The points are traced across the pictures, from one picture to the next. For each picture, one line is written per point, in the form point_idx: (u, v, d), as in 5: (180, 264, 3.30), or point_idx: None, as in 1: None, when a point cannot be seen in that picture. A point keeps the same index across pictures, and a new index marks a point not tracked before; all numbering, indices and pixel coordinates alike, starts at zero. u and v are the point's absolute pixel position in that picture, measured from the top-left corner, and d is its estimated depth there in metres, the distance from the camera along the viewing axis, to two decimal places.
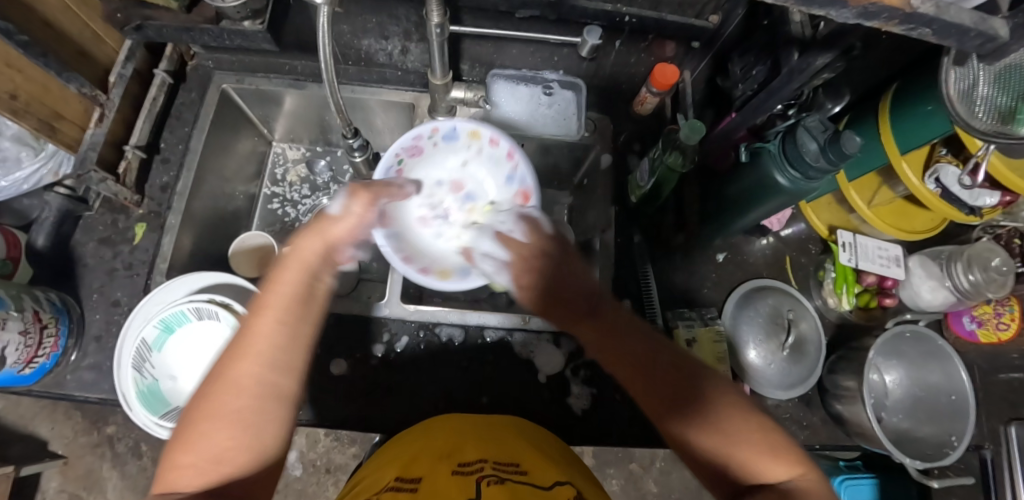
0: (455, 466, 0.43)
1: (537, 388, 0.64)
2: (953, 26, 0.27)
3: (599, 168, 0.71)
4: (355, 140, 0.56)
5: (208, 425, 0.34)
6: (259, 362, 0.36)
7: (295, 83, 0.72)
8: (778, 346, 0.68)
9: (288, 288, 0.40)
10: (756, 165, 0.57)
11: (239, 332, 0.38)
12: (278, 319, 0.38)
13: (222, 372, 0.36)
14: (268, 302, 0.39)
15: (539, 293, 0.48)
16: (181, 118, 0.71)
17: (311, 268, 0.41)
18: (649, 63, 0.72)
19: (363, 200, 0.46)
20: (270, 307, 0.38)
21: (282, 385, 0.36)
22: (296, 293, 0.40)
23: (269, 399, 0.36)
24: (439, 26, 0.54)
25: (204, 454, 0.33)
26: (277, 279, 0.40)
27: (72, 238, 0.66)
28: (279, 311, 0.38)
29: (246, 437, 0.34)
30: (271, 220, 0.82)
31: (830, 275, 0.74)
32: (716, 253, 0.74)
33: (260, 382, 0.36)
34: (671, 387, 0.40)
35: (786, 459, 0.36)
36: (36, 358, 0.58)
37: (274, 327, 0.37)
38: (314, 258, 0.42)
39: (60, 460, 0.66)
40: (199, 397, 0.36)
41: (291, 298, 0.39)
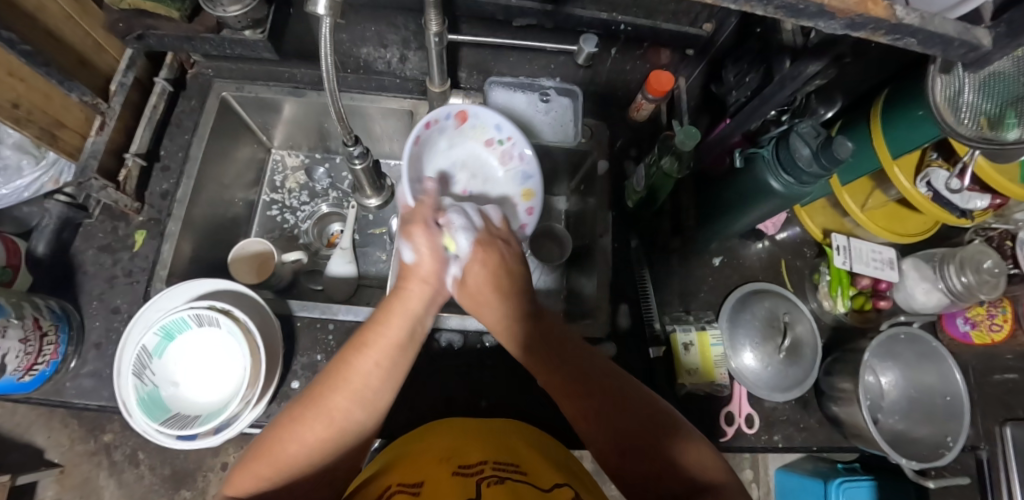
0: (456, 467, 0.44)
1: (536, 392, 0.65)
2: (937, 36, 0.28)
3: (596, 173, 0.72)
4: (356, 147, 0.56)
5: (296, 443, 0.38)
6: (377, 377, 0.42)
7: (294, 90, 0.72)
8: (775, 349, 0.68)
9: (394, 335, 0.44)
10: (750, 170, 0.58)
11: (335, 366, 0.42)
12: (376, 362, 0.42)
13: (319, 397, 0.40)
14: (372, 342, 0.43)
15: (489, 287, 0.49)
16: (181, 125, 0.72)
17: (416, 316, 0.46)
18: (644, 70, 0.73)
19: (422, 232, 0.48)
20: (375, 347, 0.42)
21: (359, 419, 0.41)
22: (399, 341, 0.44)
23: (349, 432, 0.40)
24: (438, 34, 0.55)
25: (287, 462, 0.38)
26: (386, 321, 0.44)
27: (72, 245, 0.67)
28: (380, 353, 0.42)
29: (322, 456, 0.39)
30: (270, 227, 0.83)
31: (825, 278, 0.74)
32: (713, 257, 0.75)
33: (348, 417, 0.40)
34: (608, 402, 0.44)
35: (695, 449, 0.41)
36: (36, 365, 0.58)
37: (372, 368, 0.42)
38: (419, 305, 0.46)
39: (57, 468, 0.66)
40: (288, 413, 0.40)
41: (393, 343, 0.43)
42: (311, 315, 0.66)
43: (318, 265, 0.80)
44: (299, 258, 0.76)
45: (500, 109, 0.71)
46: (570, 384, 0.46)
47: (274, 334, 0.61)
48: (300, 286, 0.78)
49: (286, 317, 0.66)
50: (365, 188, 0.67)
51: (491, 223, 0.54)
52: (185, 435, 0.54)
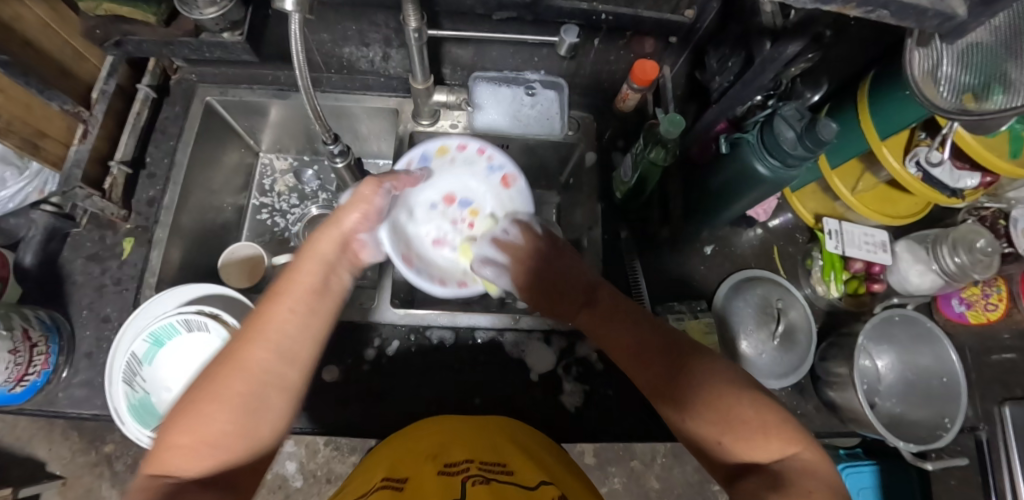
0: (442, 466, 0.43)
1: (530, 388, 0.64)
2: (908, 7, 0.27)
3: (584, 165, 0.72)
4: (337, 146, 0.56)
5: (215, 402, 0.35)
6: (289, 319, 0.40)
7: (278, 93, 0.72)
8: (769, 335, 0.68)
9: (307, 280, 0.43)
10: (736, 155, 0.57)
11: (251, 318, 0.40)
12: (291, 308, 0.41)
13: (234, 356, 0.38)
14: (284, 291, 0.42)
15: (524, 271, 0.56)
16: (166, 132, 0.71)
17: (329, 262, 0.45)
18: (629, 60, 0.73)
19: (372, 184, 0.48)
20: (287, 295, 0.42)
21: (284, 372, 0.38)
22: (313, 286, 0.43)
23: (271, 386, 0.37)
24: (417, 30, 0.54)
25: (211, 433, 0.34)
26: (297, 270, 0.44)
27: (60, 256, 0.66)
28: (293, 300, 0.41)
29: (247, 420, 0.36)
30: (261, 231, 0.82)
31: (818, 263, 0.74)
32: (705, 246, 0.74)
33: (269, 370, 0.37)
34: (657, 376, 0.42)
35: (780, 436, 0.36)
36: (27, 376, 0.58)
37: (287, 315, 0.40)
38: (329, 250, 0.46)
39: (59, 480, 0.66)
40: (205, 379, 0.37)
41: (307, 290, 0.43)
42: None
43: None
44: (287, 261, 0.76)
45: (485, 104, 0.71)
46: (660, 377, 0.42)
47: None
48: None
49: None
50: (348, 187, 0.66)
51: (514, 243, 0.58)
52: None
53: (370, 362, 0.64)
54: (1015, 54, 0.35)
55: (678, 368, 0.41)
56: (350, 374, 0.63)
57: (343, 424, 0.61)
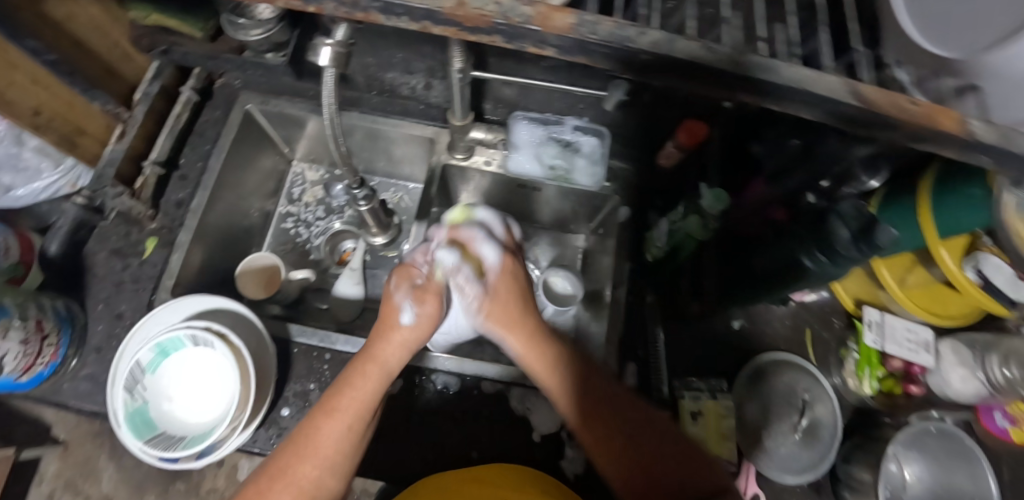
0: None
1: (530, 446, 0.62)
2: (1015, 158, 0.24)
3: (616, 220, 0.70)
4: (362, 190, 0.57)
5: (291, 482, 0.41)
6: (344, 431, 0.44)
7: (318, 109, 0.72)
8: (790, 427, 0.64)
9: (365, 397, 0.45)
10: (782, 242, 0.54)
11: (303, 432, 0.43)
12: (346, 425, 0.44)
13: (283, 469, 0.42)
14: (341, 407, 0.44)
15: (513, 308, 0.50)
16: (203, 135, 0.71)
17: (387, 376, 0.48)
18: (678, 118, 0.69)
19: (434, 301, 0.51)
20: (344, 412, 0.44)
21: (330, 486, 0.43)
22: (369, 404, 0.46)
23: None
24: (461, 71, 0.53)
25: None
26: (356, 383, 0.46)
27: (85, 246, 0.67)
28: (351, 418, 0.44)
29: None
30: (284, 240, 0.82)
31: (853, 355, 0.69)
32: (732, 320, 0.70)
33: (319, 485, 0.42)
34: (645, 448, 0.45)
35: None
36: (35, 366, 0.58)
37: (342, 433, 0.43)
38: (392, 361, 0.48)
39: (61, 445, 0.66)
40: (254, 487, 0.41)
41: (364, 407, 0.45)
42: (309, 341, 0.64)
43: (326, 282, 0.80)
44: (306, 277, 0.77)
45: (522, 145, 0.69)
46: (618, 444, 0.45)
47: (268, 360, 0.60)
48: (306, 304, 0.78)
49: (285, 341, 0.65)
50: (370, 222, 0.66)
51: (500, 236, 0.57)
52: (166, 458, 0.53)
53: None
54: None
55: (682, 459, 0.45)
56: None
57: None
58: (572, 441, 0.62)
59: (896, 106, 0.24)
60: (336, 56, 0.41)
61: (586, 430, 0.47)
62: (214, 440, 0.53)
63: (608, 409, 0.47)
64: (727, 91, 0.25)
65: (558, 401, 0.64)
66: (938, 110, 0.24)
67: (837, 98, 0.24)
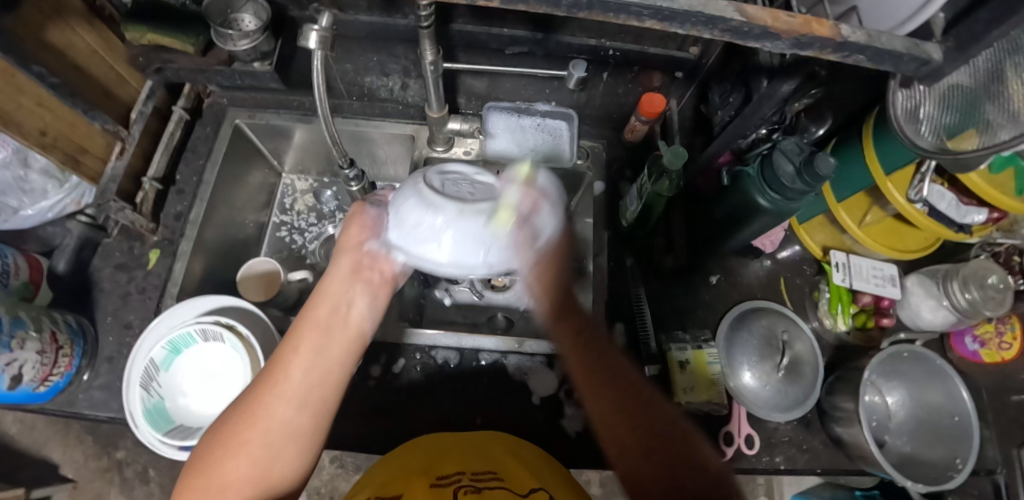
0: (433, 479, 0.45)
1: (532, 410, 0.64)
2: (884, 51, 0.29)
3: (592, 194, 0.75)
4: (352, 170, 0.61)
5: (228, 452, 0.37)
6: (277, 398, 0.39)
7: (303, 117, 0.77)
8: (773, 367, 0.67)
9: (316, 320, 0.43)
10: (739, 187, 0.59)
11: (267, 368, 0.41)
12: (304, 355, 0.41)
13: (247, 404, 0.39)
14: (297, 334, 0.42)
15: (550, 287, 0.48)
16: (196, 151, 0.76)
17: (340, 296, 0.44)
18: (637, 93, 0.75)
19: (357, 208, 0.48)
20: (299, 338, 0.42)
21: (295, 419, 0.39)
22: (323, 326, 0.43)
23: (283, 434, 0.38)
24: (432, 63, 0.58)
25: (218, 478, 0.36)
26: (311, 310, 0.44)
27: (91, 264, 0.71)
28: (303, 343, 0.42)
29: (257, 466, 0.37)
30: (279, 247, 0.85)
31: (825, 296, 0.74)
32: (710, 276, 0.74)
33: (279, 418, 0.39)
34: (638, 418, 0.44)
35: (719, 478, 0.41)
36: (51, 376, 0.62)
37: (299, 362, 0.41)
38: (342, 286, 0.45)
39: (70, 484, 0.65)
40: (224, 423, 0.39)
41: (317, 331, 0.42)
42: None
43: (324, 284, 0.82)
44: (305, 277, 0.78)
45: (498, 132, 0.74)
46: (612, 400, 0.45)
47: (275, 349, 0.63)
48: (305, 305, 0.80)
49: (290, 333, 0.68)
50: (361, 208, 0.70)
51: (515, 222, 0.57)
52: (186, 446, 0.56)
53: (376, 378, 0.65)
54: (995, 98, 0.37)
55: (678, 435, 0.43)
56: (356, 390, 0.64)
57: (344, 439, 0.62)
58: (570, 401, 0.64)
59: (774, 18, 0.28)
60: (324, 38, 0.43)
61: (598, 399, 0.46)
62: None
63: (617, 380, 0.46)
64: (634, 19, 0.27)
65: (554, 365, 0.66)
66: (812, 20, 0.28)
67: (724, 17, 0.27)
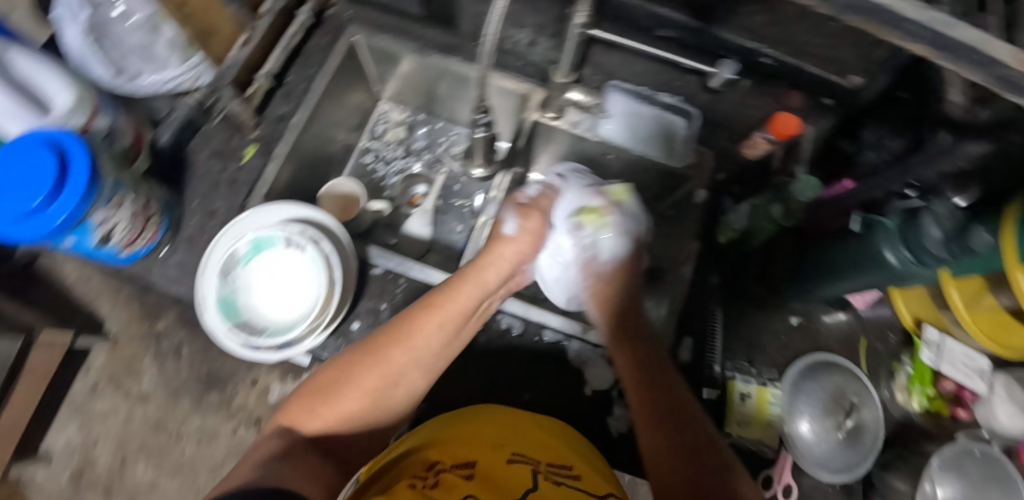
0: (509, 456, 0.46)
1: (580, 400, 0.63)
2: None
3: (693, 202, 0.71)
4: (486, 118, 0.60)
5: (351, 391, 0.47)
6: (408, 356, 0.50)
7: (420, 50, 0.74)
8: (834, 426, 0.64)
9: (457, 305, 0.54)
10: (866, 237, 0.55)
11: (402, 324, 0.51)
12: (437, 327, 0.52)
13: (378, 351, 0.49)
14: (437, 309, 0.53)
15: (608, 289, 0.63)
16: (311, 58, 0.75)
17: (479, 293, 0.56)
18: (772, 110, 0.70)
19: (535, 219, 0.64)
20: (439, 314, 0.52)
21: (415, 376, 0.50)
22: (460, 311, 0.54)
23: (399, 385, 0.49)
24: (581, 27, 0.56)
25: (338, 407, 0.46)
26: (454, 293, 0.54)
27: (190, 144, 0.72)
28: (443, 320, 0.52)
29: (372, 405, 0.48)
30: (361, 173, 0.85)
31: (905, 369, 0.70)
32: (791, 315, 0.71)
33: (402, 373, 0.49)
34: (685, 467, 0.45)
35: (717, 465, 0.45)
36: (136, 242, 0.64)
37: (432, 331, 0.51)
38: (488, 283, 0.58)
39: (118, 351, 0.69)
40: (351, 359, 0.49)
41: (456, 313, 0.53)
42: (387, 265, 0.65)
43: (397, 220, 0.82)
44: (382, 210, 0.79)
45: (615, 115, 0.71)
46: (669, 442, 0.47)
47: (349, 272, 0.63)
48: (375, 236, 0.79)
49: (364, 263, 0.66)
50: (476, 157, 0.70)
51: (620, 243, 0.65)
52: (249, 344, 0.58)
53: None
54: None
55: (711, 451, 0.46)
56: None
57: None
58: (621, 402, 0.63)
59: None
60: None
61: (629, 369, 0.55)
62: (293, 336, 0.58)
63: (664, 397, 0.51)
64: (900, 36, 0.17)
65: (613, 361, 0.64)
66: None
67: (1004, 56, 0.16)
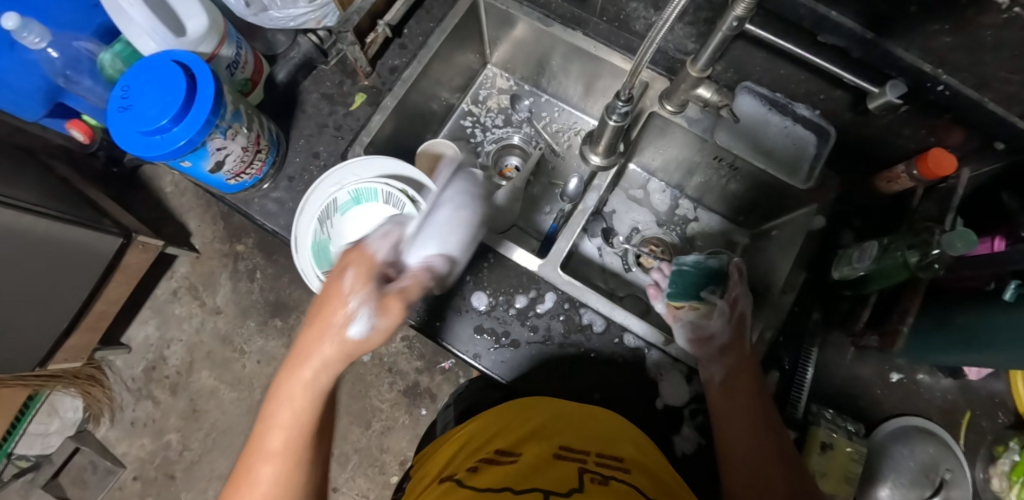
0: (557, 449, 0.49)
1: (650, 411, 0.61)
2: None
3: (808, 228, 0.65)
4: (625, 107, 0.56)
5: None
6: (270, 462, 0.39)
7: (543, 18, 0.70)
8: (916, 496, 0.62)
9: (298, 389, 0.40)
10: (1019, 310, 0.47)
11: (258, 427, 0.41)
12: (291, 415, 0.40)
13: (245, 472, 0.40)
14: (278, 395, 0.41)
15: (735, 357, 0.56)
16: (431, 12, 0.73)
17: (308, 362, 0.41)
18: (925, 143, 0.62)
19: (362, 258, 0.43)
20: (283, 401, 0.40)
21: (299, 479, 0.40)
22: (307, 390, 0.41)
23: (289, 495, 0.40)
24: (738, 20, 0.45)
25: None
26: (287, 373, 0.41)
27: (302, 83, 0.72)
28: (293, 403, 0.40)
29: None
30: (457, 136, 0.83)
31: (1011, 458, 0.62)
32: (892, 370, 0.65)
33: (284, 485, 0.40)
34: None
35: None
36: (244, 174, 0.65)
37: (285, 421, 0.40)
38: (330, 346, 0.41)
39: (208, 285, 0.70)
40: (234, 482, 0.41)
41: (298, 397, 0.40)
42: (477, 238, 0.65)
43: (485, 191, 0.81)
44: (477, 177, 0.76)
45: (741, 119, 0.65)
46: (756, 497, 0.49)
47: None
48: None
49: None
50: (599, 144, 0.66)
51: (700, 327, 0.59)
52: None
53: (516, 310, 0.63)
54: None
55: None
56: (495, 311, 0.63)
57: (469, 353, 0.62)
58: (692, 422, 0.61)
59: None
60: None
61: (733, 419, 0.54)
62: None
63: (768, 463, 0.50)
64: None
65: (691, 379, 0.62)
66: None
67: None
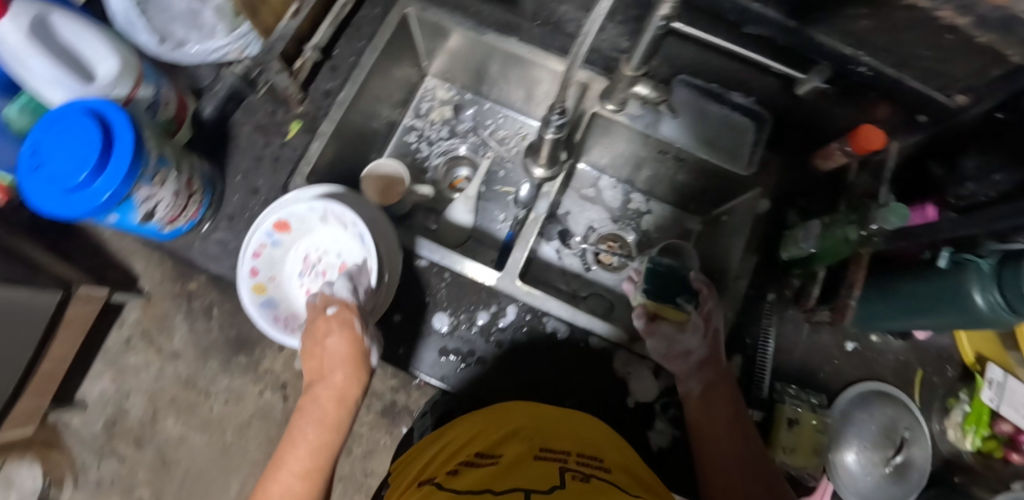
0: (538, 452, 0.46)
1: (623, 411, 0.61)
2: None
3: (753, 212, 0.67)
4: (558, 118, 0.56)
5: None
6: (295, 478, 0.46)
7: (475, 27, 0.69)
8: (881, 460, 0.63)
9: (325, 417, 0.49)
10: (953, 273, 0.50)
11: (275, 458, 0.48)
12: (315, 438, 0.48)
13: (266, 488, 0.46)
14: (300, 427, 0.48)
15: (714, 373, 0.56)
16: (360, 31, 0.71)
17: (333, 398, 0.49)
18: (856, 118, 0.64)
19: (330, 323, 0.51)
20: (300, 434, 0.48)
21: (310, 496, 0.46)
22: (328, 421, 0.49)
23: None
24: (664, 20, 0.44)
25: None
26: (307, 409, 0.49)
27: (233, 117, 0.69)
28: (310, 433, 0.48)
29: None
30: (403, 152, 0.82)
31: (963, 407, 0.66)
32: (848, 340, 0.68)
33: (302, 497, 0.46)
34: None
35: None
36: (178, 220, 0.62)
37: (309, 443, 0.47)
38: (339, 382, 0.49)
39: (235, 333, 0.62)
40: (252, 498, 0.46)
41: (325, 427, 0.48)
42: (431, 257, 0.64)
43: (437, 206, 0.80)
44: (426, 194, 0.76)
45: (680, 112, 0.66)
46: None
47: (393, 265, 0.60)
48: (414, 220, 0.77)
49: (409, 253, 0.65)
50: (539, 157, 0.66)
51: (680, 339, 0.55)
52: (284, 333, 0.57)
53: (479, 327, 0.62)
54: None
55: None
56: (459, 332, 0.62)
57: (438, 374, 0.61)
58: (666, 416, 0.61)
59: None
60: None
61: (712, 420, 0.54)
62: None
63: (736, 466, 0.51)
64: None
65: (659, 373, 0.63)
66: None
67: None
